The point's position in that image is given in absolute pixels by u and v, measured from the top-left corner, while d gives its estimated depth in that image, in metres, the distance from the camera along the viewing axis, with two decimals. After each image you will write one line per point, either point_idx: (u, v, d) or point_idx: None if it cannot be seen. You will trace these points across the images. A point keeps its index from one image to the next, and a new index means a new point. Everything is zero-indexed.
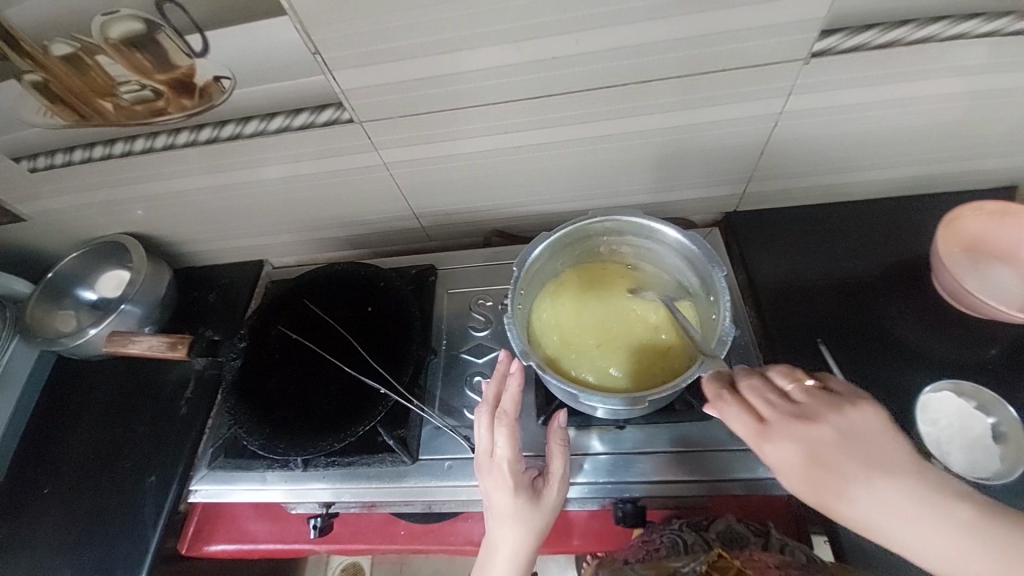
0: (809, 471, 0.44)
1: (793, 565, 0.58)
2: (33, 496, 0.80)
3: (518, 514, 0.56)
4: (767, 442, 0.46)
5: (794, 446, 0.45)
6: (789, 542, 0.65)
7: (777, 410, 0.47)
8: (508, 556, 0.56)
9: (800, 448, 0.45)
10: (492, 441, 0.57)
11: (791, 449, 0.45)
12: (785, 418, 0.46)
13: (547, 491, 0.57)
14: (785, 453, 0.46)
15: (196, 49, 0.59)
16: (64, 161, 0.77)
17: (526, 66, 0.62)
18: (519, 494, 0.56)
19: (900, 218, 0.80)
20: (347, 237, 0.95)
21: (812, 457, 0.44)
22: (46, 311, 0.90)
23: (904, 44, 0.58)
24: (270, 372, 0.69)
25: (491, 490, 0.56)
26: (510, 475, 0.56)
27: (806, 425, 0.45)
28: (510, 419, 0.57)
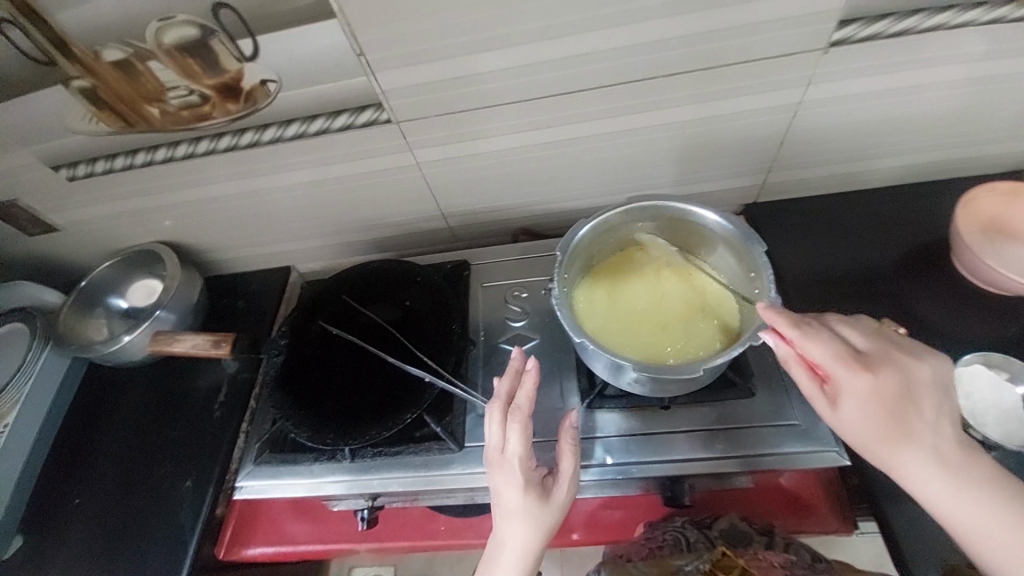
0: (886, 403, 0.49)
1: (797, 565, 0.64)
2: (67, 505, 0.79)
3: (528, 511, 0.55)
4: (863, 370, 0.50)
5: (890, 375, 0.50)
6: (791, 540, 0.69)
7: (871, 348, 0.52)
8: (515, 553, 0.55)
9: (891, 377, 0.50)
10: (504, 437, 0.57)
11: (881, 381, 0.50)
12: (881, 354, 0.51)
13: (556, 489, 0.57)
14: (874, 385, 0.50)
15: (246, 53, 0.62)
16: (104, 168, 0.78)
17: (561, 62, 0.65)
18: (529, 490, 0.55)
19: (915, 204, 0.83)
20: (374, 240, 0.96)
21: (899, 390, 0.49)
22: (78, 320, 0.90)
23: (916, 32, 0.62)
24: (313, 366, 0.70)
25: (500, 486, 0.56)
26: (520, 471, 0.55)
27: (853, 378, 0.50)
28: (522, 415, 0.57)
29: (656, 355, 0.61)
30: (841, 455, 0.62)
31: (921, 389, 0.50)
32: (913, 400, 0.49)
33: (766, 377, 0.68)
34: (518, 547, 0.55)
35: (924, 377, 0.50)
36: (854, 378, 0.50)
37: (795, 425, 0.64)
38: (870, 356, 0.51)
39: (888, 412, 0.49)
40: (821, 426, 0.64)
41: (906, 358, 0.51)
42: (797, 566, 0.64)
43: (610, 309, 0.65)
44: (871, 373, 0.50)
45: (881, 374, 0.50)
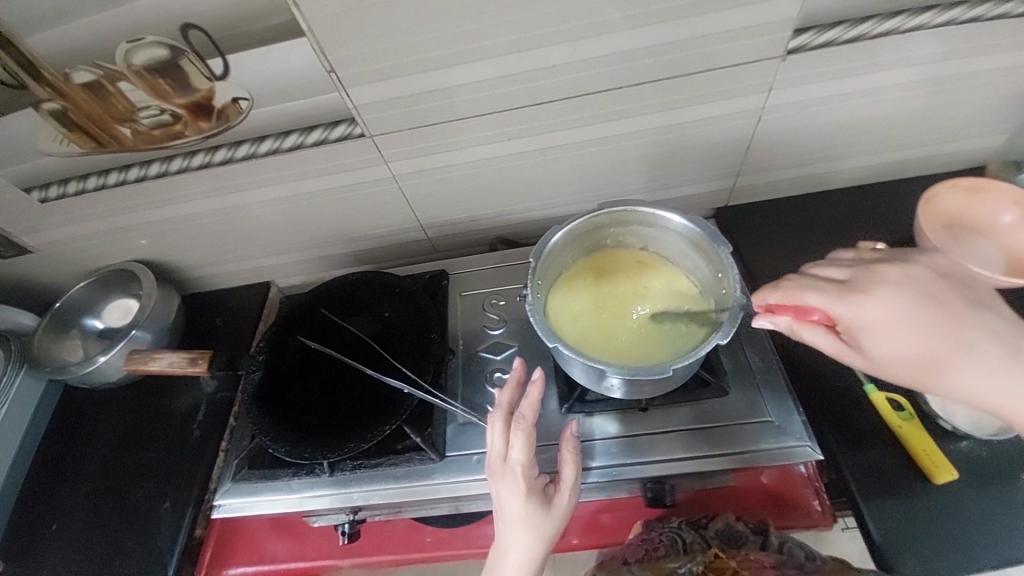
0: (903, 322, 0.51)
1: (788, 566, 0.63)
2: (41, 533, 0.77)
3: (529, 519, 0.56)
4: (862, 298, 0.52)
5: (890, 294, 0.52)
6: (786, 540, 0.69)
7: (855, 275, 0.55)
8: (518, 560, 0.56)
9: (892, 297, 0.52)
10: (507, 445, 0.57)
11: (889, 303, 0.51)
12: (864, 278, 0.54)
13: (557, 497, 0.58)
14: (878, 309, 0.52)
15: (216, 73, 0.63)
16: (77, 189, 0.78)
17: (527, 74, 0.67)
18: (531, 498, 0.56)
19: (879, 202, 0.86)
20: (353, 253, 0.96)
21: (908, 305, 0.51)
22: (53, 342, 0.89)
23: (868, 38, 0.65)
24: (291, 381, 0.70)
25: (503, 493, 0.56)
26: (523, 478, 0.56)
27: (870, 304, 0.52)
28: (527, 423, 0.58)
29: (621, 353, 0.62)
30: (815, 450, 0.64)
31: (921, 296, 0.52)
32: (924, 314, 0.51)
33: (740, 375, 0.70)
34: (521, 554, 0.56)
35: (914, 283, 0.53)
36: (862, 311, 0.52)
37: (769, 422, 0.66)
38: (857, 284, 0.53)
39: (912, 328, 0.51)
40: (795, 423, 0.66)
41: (888, 272, 0.54)
42: (788, 566, 0.64)
43: (588, 307, 0.66)
44: (872, 298, 0.52)
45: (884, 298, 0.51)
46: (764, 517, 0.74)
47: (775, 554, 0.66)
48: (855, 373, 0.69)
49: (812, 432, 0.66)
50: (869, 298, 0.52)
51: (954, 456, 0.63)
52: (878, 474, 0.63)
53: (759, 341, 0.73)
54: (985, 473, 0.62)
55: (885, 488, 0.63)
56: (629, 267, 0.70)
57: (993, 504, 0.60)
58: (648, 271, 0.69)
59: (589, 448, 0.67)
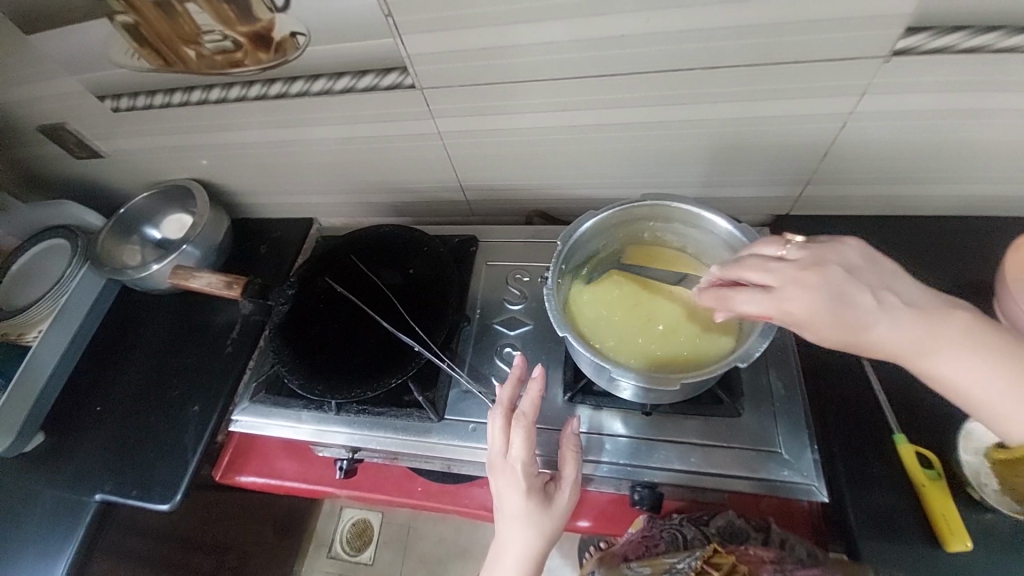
0: (826, 317, 0.48)
1: (789, 563, 0.60)
2: (88, 412, 0.87)
3: (528, 516, 0.56)
4: (794, 304, 0.49)
5: (815, 291, 0.49)
6: (789, 538, 0.66)
7: (781, 275, 0.50)
8: (517, 556, 0.56)
9: (821, 300, 0.48)
10: (507, 441, 0.57)
11: (823, 304, 0.48)
12: (796, 277, 0.50)
13: (558, 495, 0.58)
14: (803, 308, 0.49)
15: (278, 4, 0.63)
16: (145, 103, 0.82)
17: (590, 44, 0.62)
18: (531, 496, 0.57)
19: (963, 238, 0.76)
20: (393, 204, 0.97)
21: (835, 298, 0.48)
22: (115, 243, 0.97)
23: (994, 50, 0.55)
24: (313, 320, 0.73)
25: (502, 490, 0.57)
26: (523, 476, 0.56)
27: (798, 306, 0.49)
28: (527, 421, 0.57)
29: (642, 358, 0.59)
30: (821, 492, 0.60)
31: (844, 285, 0.49)
32: (843, 304, 0.48)
33: (756, 399, 0.66)
34: (520, 550, 0.57)
35: (844, 278, 0.49)
36: (787, 312, 0.49)
37: (778, 453, 0.63)
38: (792, 284, 0.50)
39: (834, 321, 0.48)
40: (805, 459, 0.62)
41: (822, 270, 0.49)
42: (788, 561, 0.61)
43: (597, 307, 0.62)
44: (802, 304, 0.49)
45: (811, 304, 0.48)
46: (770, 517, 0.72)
47: (775, 549, 0.64)
48: (887, 418, 0.64)
49: (822, 472, 0.62)
50: (793, 301, 0.49)
51: (975, 525, 0.58)
52: (892, 531, 0.59)
53: (786, 366, 0.69)
54: (1008, 552, 0.57)
55: (897, 546, 0.58)
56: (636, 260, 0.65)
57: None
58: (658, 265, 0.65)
59: (586, 441, 0.66)
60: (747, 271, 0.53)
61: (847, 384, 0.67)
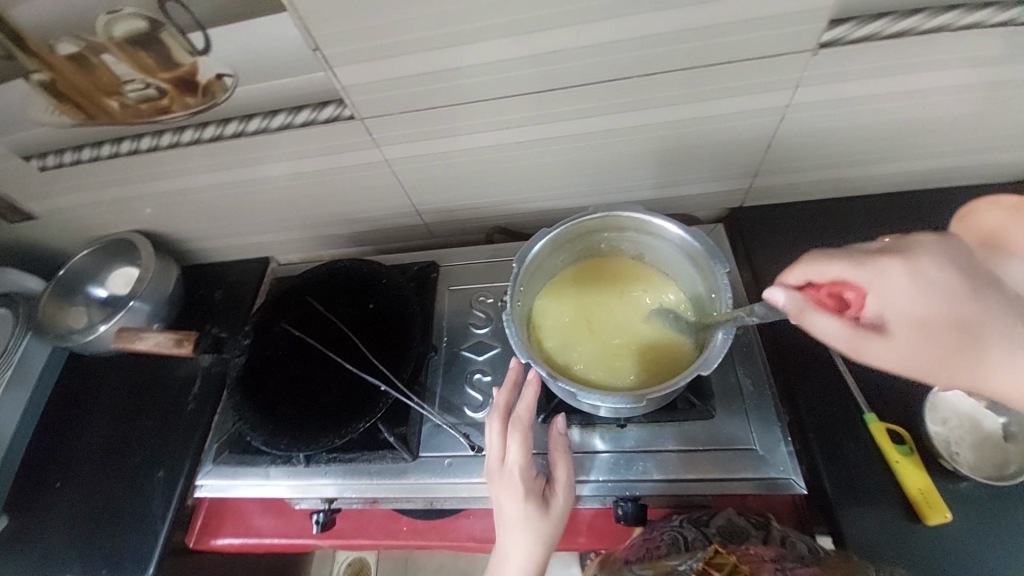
0: (935, 293, 0.43)
1: (789, 559, 0.57)
2: (47, 489, 0.82)
3: (529, 523, 0.54)
4: (898, 265, 0.45)
5: (931, 264, 0.45)
6: (790, 534, 0.63)
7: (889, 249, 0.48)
8: (519, 568, 0.54)
9: (937, 270, 0.44)
10: (504, 447, 0.56)
11: (935, 278, 0.44)
12: (906, 249, 0.47)
13: (555, 498, 0.57)
14: (905, 276, 0.45)
15: (198, 47, 0.60)
16: (73, 160, 0.78)
17: (526, 61, 0.61)
18: (530, 501, 0.55)
19: (910, 212, 0.79)
20: (351, 234, 0.95)
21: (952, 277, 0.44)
22: (58, 307, 0.92)
23: (918, 33, 0.57)
24: (272, 369, 0.70)
25: (502, 497, 0.55)
26: (522, 480, 0.55)
27: (901, 269, 0.45)
28: (523, 425, 0.57)
29: (605, 375, 0.60)
30: (800, 484, 0.61)
31: (969, 271, 0.45)
32: (960, 285, 0.44)
33: (728, 399, 0.66)
34: (522, 560, 0.54)
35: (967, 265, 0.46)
36: (886, 279, 0.45)
37: (754, 450, 0.63)
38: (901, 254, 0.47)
39: (941, 298, 0.43)
40: (780, 453, 0.62)
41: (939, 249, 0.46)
42: (789, 560, 0.57)
43: (563, 328, 0.63)
44: (909, 266, 0.45)
45: (923, 268, 0.44)
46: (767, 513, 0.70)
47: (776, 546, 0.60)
48: (854, 399, 0.65)
49: (798, 462, 0.63)
50: (902, 264, 0.45)
51: (952, 496, 0.59)
52: (876, 514, 0.59)
53: (753, 362, 0.69)
54: (985, 519, 0.58)
55: (883, 530, 0.58)
56: (598, 280, 0.67)
57: (999, 552, 0.56)
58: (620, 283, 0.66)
59: None
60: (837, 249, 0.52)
61: (815, 371, 0.68)
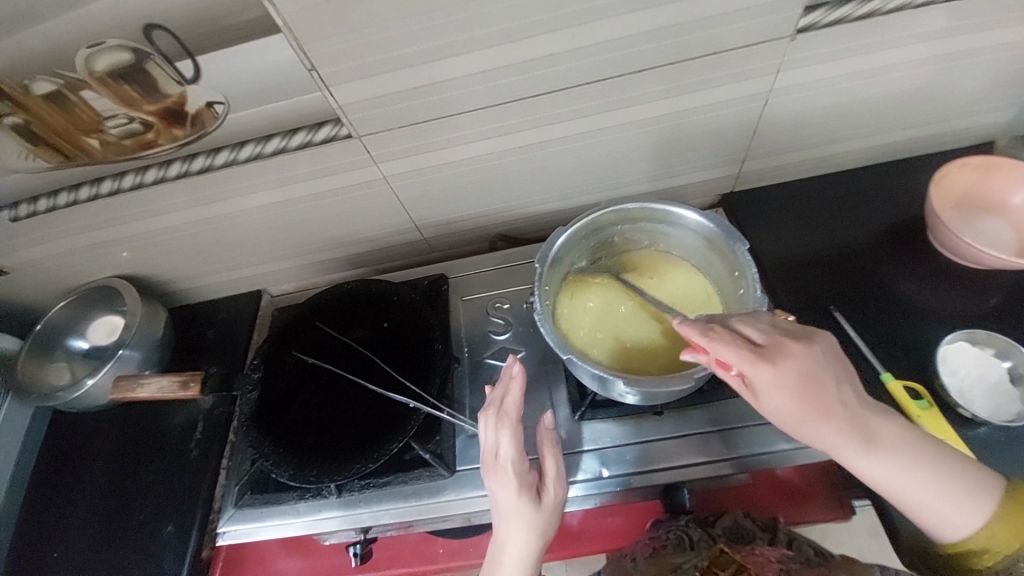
0: (791, 391, 0.49)
1: (796, 562, 0.58)
2: (41, 563, 0.76)
3: (522, 514, 0.55)
4: (769, 366, 0.49)
5: (795, 366, 0.49)
6: (796, 537, 0.65)
7: (768, 339, 0.51)
8: (516, 557, 0.55)
9: (804, 371, 0.49)
10: (497, 441, 0.57)
11: (797, 375, 0.49)
12: (781, 343, 0.50)
13: (547, 490, 0.57)
14: (773, 378, 0.49)
15: (187, 76, 0.58)
16: (48, 206, 0.73)
17: (522, 66, 0.62)
18: (524, 493, 0.56)
19: (888, 181, 0.84)
20: (348, 257, 0.93)
21: (809, 377, 0.49)
22: (38, 366, 0.86)
23: (884, 13, 0.62)
24: (291, 400, 0.67)
25: (495, 491, 0.56)
26: (515, 474, 0.56)
27: (771, 362, 0.49)
28: (513, 419, 0.57)
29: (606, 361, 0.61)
30: None
31: (824, 367, 0.50)
32: (816, 382, 0.49)
33: None
34: (518, 551, 0.55)
35: (824, 357, 0.50)
36: (757, 375, 0.49)
37: None
38: (774, 344, 0.50)
39: (795, 395, 0.49)
40: None
41: (806, 345, 0.50)
42: (796, 561, 0.58)
43: (581, 313, 0.64)
44: (777, 367, 0.49)
45: (788, 370, 0.49)
46: (794, 495, 0.72)
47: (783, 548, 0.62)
48: (871, 362, 0.68)
49: None
50: (776, 363, 0.49)
51: (973, 444, 0.62)
52: None
53: None
54: (1003, 459, 0.61)
55: None
56: (624, 272, 0.67)
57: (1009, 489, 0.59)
58: (647, 278, 0.67)
59: (605, 456, 0.65)
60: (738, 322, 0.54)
61: None
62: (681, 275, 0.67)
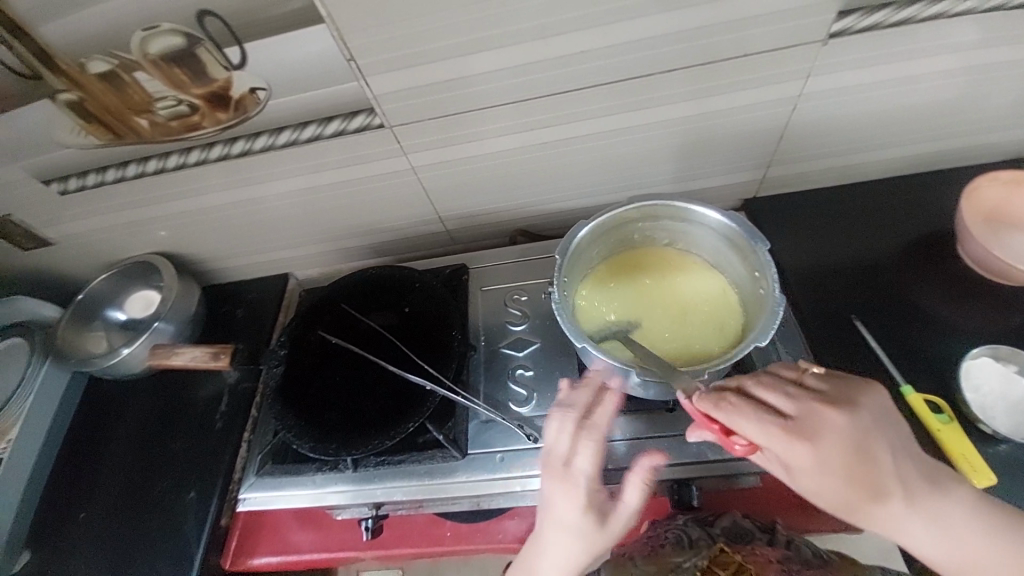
0: (830, 466, 0.48)
1: (796, 563, 0.61)
2: (70, 520, 0.80)
3: (581, 532, 0.52)
4: (803, 442, 0.48)
5: (831, 438, 0.48)
6: (794, 538, 0.65)
7: (801, 410, 0.50)
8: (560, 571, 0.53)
9: (843, 442, 0.48)
10: (575, 448, 0.54)
11: (836, 450, 0.48)
12: (813, 413, 0.49)
13: (615, 517, 0.53)
14: (810, 457, 0.48)
15: (234, 62, 0.61)
16: (96, 181, 0.77)
17: (552, 62, 0.64)
18: (588, 511, 0.52)
19: (917, 193, 0.82)
20: (372, 245, 0.95)
21: (850, 449, 0.48)
22: (76, 333, 0.90)
23: (919, 20, 0.61)
24: (314, 377, 0.70)
25: (558, 497, 0.53)
26: (585, 488, 0.53)
27: (805, 439, 0.48)
28: (599, 433, 0.54)
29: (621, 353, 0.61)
30: None
31: (864, 434, 0.49)
32: (857, 453, 0.48)
33: None
34: (564, 566, 0.53)
35: (863, 424, 0.49)
36: (792, 453, 0.48)
37: None
38: (807, 417, 0.49)
39: (835, 470, 0.48)
40: None
41: (839, 411, 0.49)
42: (796, 562, 0.61)
43: (598, 308, 0.66)
44: (812, 444, 0.48)
45: (822, 445, 0.48)
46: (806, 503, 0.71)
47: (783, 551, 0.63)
48: (890, 373, 0.68)
49: None
50: (809, 438, 0.48)
51: (991, 461, 0.61)
52: None
53: (794, 340, 0.72)
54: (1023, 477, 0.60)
55: None
56: (643, 270, 0.68)
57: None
58: (665, 277, 0.68)
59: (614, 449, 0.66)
60: (764, 387, 0.53)
61: (851, 349, 0.71)
62: (701, 275, 0.68)
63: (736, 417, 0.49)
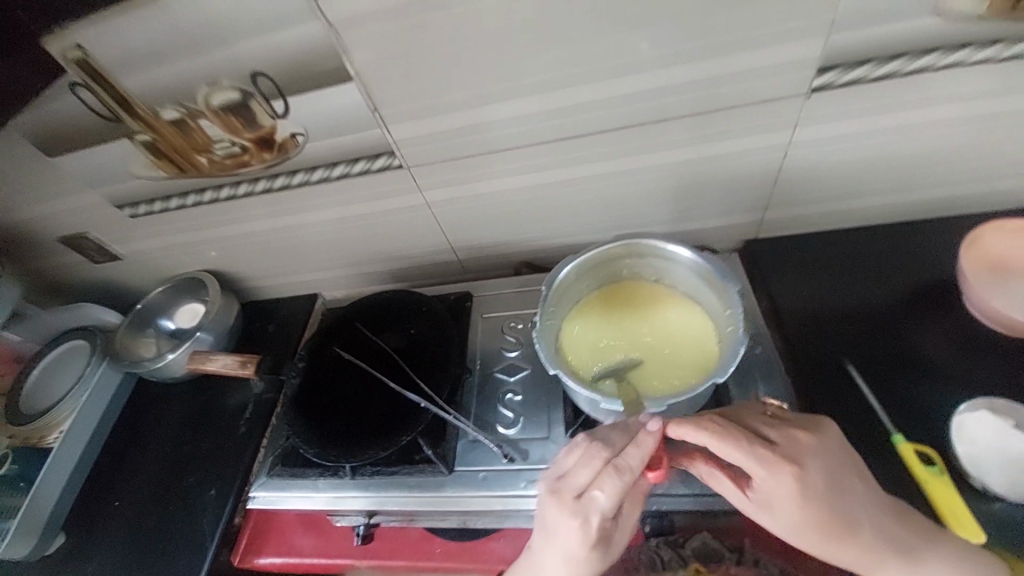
0: (809, 493, 0.52)
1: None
2: (108, 506, 0.89)
3: (585, 558, 0.56)
4: (789, 470, 0.52)
5: (813, 467, 0.53)
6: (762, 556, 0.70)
7: (781, 438, 0.54)
8: None
9: (822, 471, 0.53)
10: (601, 491, 0.53)
11: (815, 478, 0.53)
12: (793, 441, 0.54)
13: (615, 539, 0.58)
14: (794, 484, 0.52)
15: (279, 111, 0.72)
16: (161, 207, 0.90)
17: (551, 113, 0.71)
18: (597, 542, 0.56)
19: (921, 240, 0.82)
20: (391, 271, 1.04)
21: (829, 477, 0.53)
22: (132, 338, 1.02)
23: (903, 74, 0.64)
24: (324, 388, 0.77)
25: (571, 531, 0.54)
26: (599, 526, 0.54)
27: (788, 465, 0.52)
28: (631, 480, 0.53)
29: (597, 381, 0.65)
30: None
31: (838, 463, 0.54)
32: (831, 482, 0.53)
33: None
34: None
35: (836, 454, 0.54)
36: (772, 479, 0.52)
37: None
38: (787, 445, 0.54)
39: (813, 498, 0.53)
40: None
41: (813, 440, 0.54)
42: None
43: (579, 337, 0.70)
44: (797, 471, 0.52)
45: (805, 473, 0.52)
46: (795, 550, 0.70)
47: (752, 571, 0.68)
48: (882, 420, 0.67)
49: None
50: (792, 465, 0.52)
51: (986, 517, 0.59)
52: None
53: (777, 380, 0.75)
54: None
55: None
56: (622, 301, 0.72)
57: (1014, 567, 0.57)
58: (643, 307, 0.71)
59: None
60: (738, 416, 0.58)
61: (842, 394, 0.71)
62: (679, 306, 0.71)
63: (726, 442, 0.53)
